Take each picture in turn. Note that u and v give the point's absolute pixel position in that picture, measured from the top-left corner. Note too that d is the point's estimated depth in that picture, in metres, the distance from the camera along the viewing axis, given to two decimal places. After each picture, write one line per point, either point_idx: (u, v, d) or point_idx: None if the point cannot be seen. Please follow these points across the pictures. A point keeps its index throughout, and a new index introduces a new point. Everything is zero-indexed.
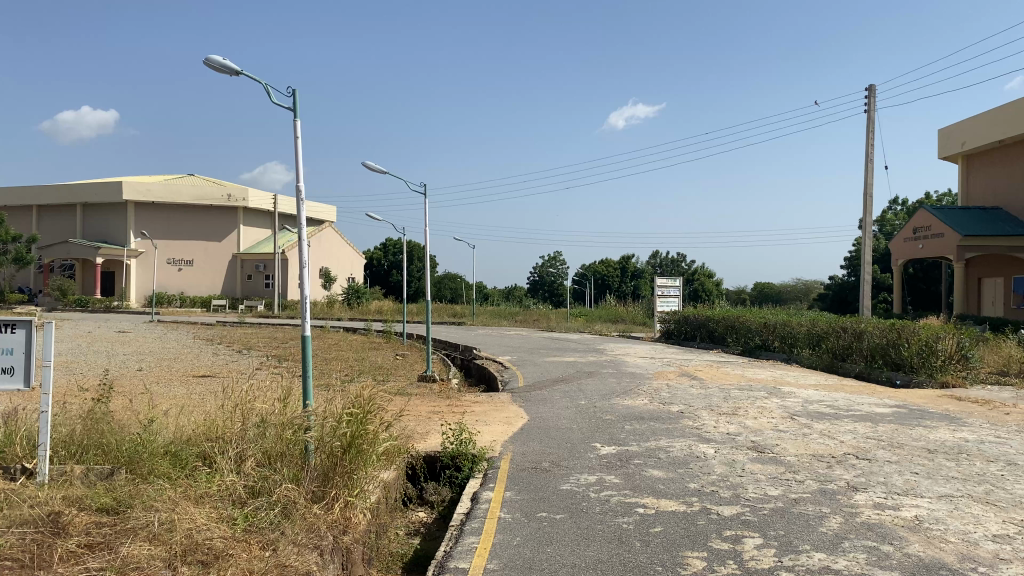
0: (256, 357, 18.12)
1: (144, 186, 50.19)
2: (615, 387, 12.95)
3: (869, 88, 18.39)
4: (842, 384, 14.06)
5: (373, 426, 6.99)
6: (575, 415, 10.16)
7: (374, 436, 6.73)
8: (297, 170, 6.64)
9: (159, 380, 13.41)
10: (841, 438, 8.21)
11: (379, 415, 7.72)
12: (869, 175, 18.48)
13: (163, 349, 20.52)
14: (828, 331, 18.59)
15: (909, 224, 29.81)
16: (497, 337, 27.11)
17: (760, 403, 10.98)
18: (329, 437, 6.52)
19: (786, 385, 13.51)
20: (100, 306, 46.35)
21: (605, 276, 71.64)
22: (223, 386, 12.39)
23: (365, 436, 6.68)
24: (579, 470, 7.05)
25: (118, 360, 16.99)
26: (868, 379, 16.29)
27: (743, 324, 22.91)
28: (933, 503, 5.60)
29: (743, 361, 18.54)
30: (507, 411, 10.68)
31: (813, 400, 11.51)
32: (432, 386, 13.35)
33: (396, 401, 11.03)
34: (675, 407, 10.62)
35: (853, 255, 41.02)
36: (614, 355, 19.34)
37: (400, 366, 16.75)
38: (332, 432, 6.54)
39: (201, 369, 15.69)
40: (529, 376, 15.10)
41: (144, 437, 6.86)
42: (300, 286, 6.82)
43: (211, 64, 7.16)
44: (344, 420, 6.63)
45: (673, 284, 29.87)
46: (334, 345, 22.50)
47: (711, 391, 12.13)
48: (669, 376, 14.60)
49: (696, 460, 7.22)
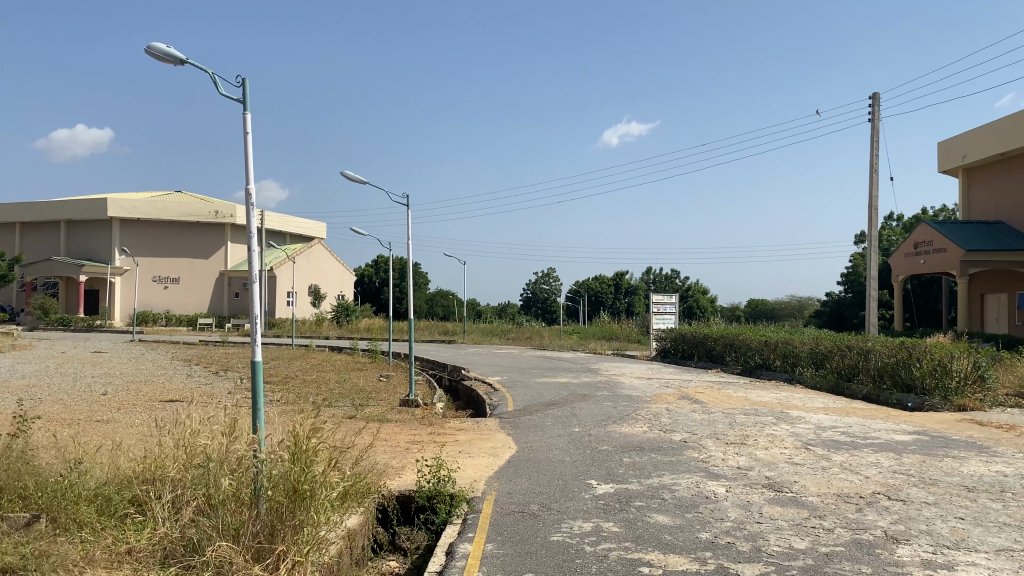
0: (231, 380, 17.15)
1: (128, 203, 49.28)
2: (612, 412, 12.02)
3: (873, 97, 17.64)
4: (852, 408, 13.19)
5: (330, 464, 6.01)
6: (568, 446, 9.23)
7: (333, 475, 5.77)
8: (246, 171, 5.85)
9: (121, 407, 12.47)
10: (867, 473, 7.31)
11: (344, 452, 6.80)
12: (874, 187, 17.72)
13: (135, 370, 19.53)
14: (833, 349, 17.74)
15: (910, 238, 29.10)
16: (487, 356, 26.15)
17: (770, 430, 10.08)
18: (279, 478, 5.60)
19: (794, 409, 12.63)
20: (82, 325, 45.29)
21: (599, 293, 70.83)
22: (188, 413, 11.43)
23: (317, 476, 5.68)
24: (573, 515, 6.13)
25: (85, 383, 16.01)
26: (876, 402, 15.43)
27: (743, 342, 22.05)
28: (993, 560, 4.70)
29: (744, 382, 17.66)
30: (493, 441, 9.75)
31: (826, 427, 10.63)
32: (415, 411, 12.45)
33: (372, 431, 10.10)
34: (678, 435, 9.70)
35: (850, 270, 40.31)
36: (609, 376, 18.44)
37: (382, 388, 15.83)
38: (282, 471, 5.62)
39: (170, 393, 14.73)
40: (519, 399, 14.17)
41: (69, 480, 5.95)
42: (251, 305, 5.97)
43: (152, 53, 6.30)
44: (294, 458, 5.66)
45: (669, 300, 29.01)
46: (316, 365, 21.53)
47: (714, 417, 11.24)
48: (669, 398, 13.72)
49: (705, 502, 6.33)
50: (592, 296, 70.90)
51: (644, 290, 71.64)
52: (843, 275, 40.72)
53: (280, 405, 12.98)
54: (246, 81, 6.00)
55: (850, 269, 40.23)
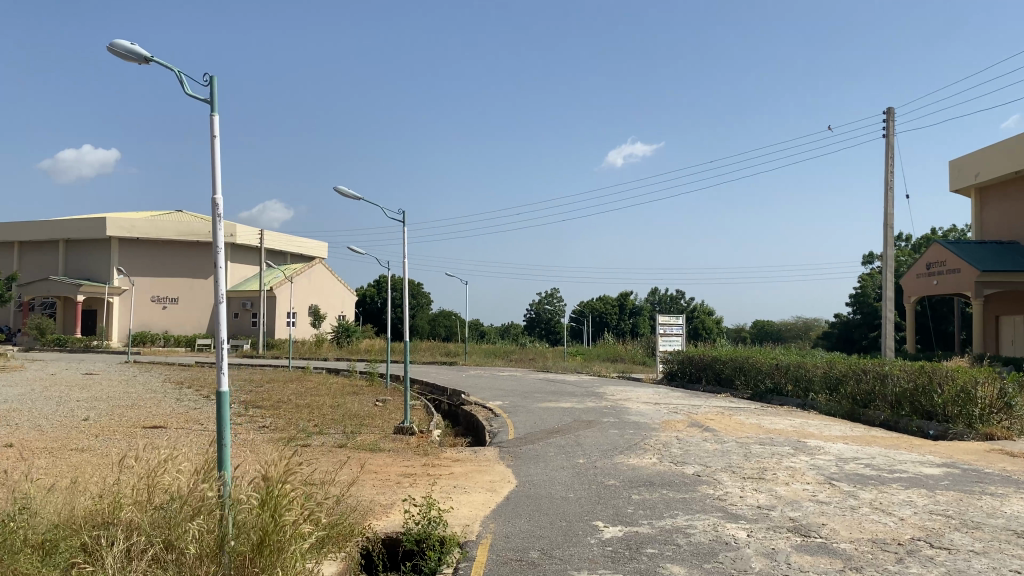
0: (221, 404, 16.47)
1: (128, 222, 48.84)
2: (618, 442, 11.31)
3: (888, 113, 17.08)
4: (873, 436, 12.47)
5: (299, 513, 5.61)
6: (571, 480, 8.55)
7: (303, 527, 5.40)
8: (213, 179, 5.27)
9: (99, 434, 11.79)
10: (900, 514, 6.64)
11: (319, 494, 6.17)
12: (889, 205, 17.12)
13: (124, 393, 18.83)
14: (847, 373, 17.05)
15: (922, 259, 28.44)
16: (489, 379, 25.42)
17: (788, 462, 9.39)
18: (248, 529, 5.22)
19: (812, 438, 11.91)
20: (79, 345, 44.70)
21: (604, 314, 70.14)
22: (169, 443, 10.75)
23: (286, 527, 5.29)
24: (576, 565, 5.44)
25: (68, 408, 15.33)
26: (895, 429, 14.76)
27: (753, 365, 21.33)
28: None
29: (756, 408, 16.93)
30: (491, 474, 9.08)
31: (848, 458, 9.92)
32: (410, 440, 11.77)
33: (362, 463, 9.43)
34: (690, 468, 9.02)
35: (858, 291, 39.58)
36: (615, 401, 17.71)
37: (378, 414, 15.11)
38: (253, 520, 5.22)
39: (155, 419, 14.03)
40: (521, 426, 13.47)
41: (10, 524, 5.24)
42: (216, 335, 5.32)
43: (113, 51, 5.72)
44: (262, 509, 5.33)
45: (676, 321, 28.28)
46: (310, 389, 20.84)
47: (727, 447, 10.55)
48: (678, 426, 13.02)
49: (725, 549, 5.66)
50: (596, 316, 70.23)
51: (648, 311, 70.95)
52: (850, 297, 40.05)
53: (268, 433, 12.29)
54: (214, 79, 5.43)
55: (857, 291, 39.57)
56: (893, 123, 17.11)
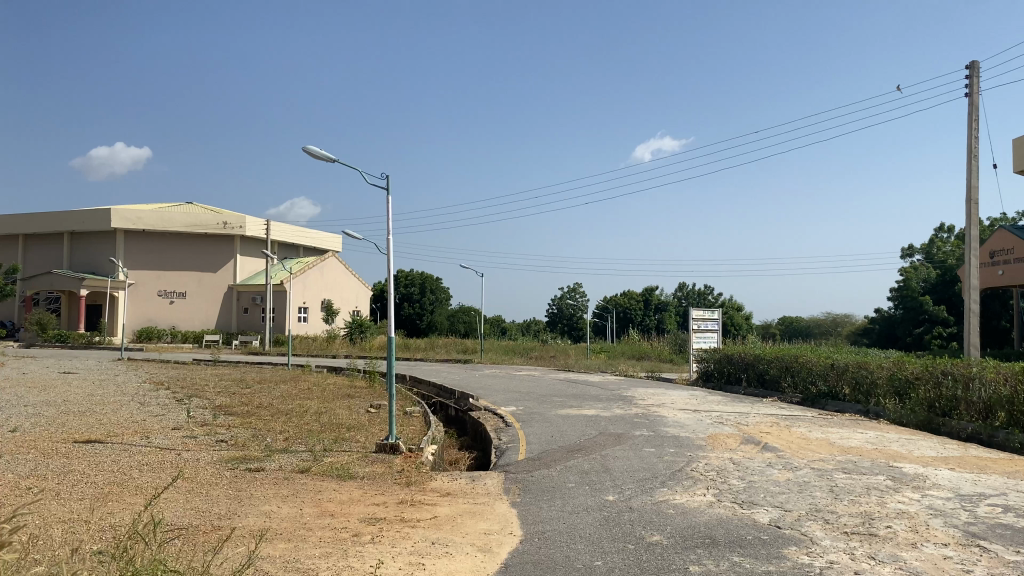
0: (186, 411, 14.13)
1: (133, 213, 46.77)
2: (657, 467, 8.79)
3: (970, 67, 14.41)
4: (978, 458, 9.85)
5: None
6: (597, 533, 6.03)
7: None
8: None
9: (11, 453, 9.45)
10: None
11: None
12: (972, 171, 14.48)
13: (84, 396, 16.47)
14: (921, 376, 14.40)
15: (985, 247, 25.57)
16: (502, 379, 23.01)
17: (896, 504, 6.83)
18: None
19: (904, 461, 9.32)
20: (80, 341, 42.76)
21: (628, 310, 67.48)
22: (79, 471, 8.36)
23: None
24: None
25: (5, 415, 13.02)
26: (991, 445, 12.13)
27: (803, 365, 18.65)
28: None
29: (815, 417, 14.31)
30: (488, 520, 6.59)
31: (972, 497, 7.28)
32: (392, 461, 9.36)
33: (304, 503, 6.99)
34: (765, 515, 6.47)
35: (899, 285, 36.68)
36: (647, 407, 15.19)
37: (365, 425, 12.67)
38: None
39: (99, 431, 11.65)
40: (535, 441, 11.03)
41: None
42: None
43: None
44: None
45: (711, 315, 25.61)
46: (301, 391, 18.45)
47: (803, 477, 8.04)
48: (730, 444, 10.49)
49: None
50: (620, 312, 67.92)
51: (675, 306, 68.35)
52: (892, 290, 37.06)
53: (220, 452, 9.89)
54: None
55: (900, 283, 36.57)
56: (976, 78, 14.44)
